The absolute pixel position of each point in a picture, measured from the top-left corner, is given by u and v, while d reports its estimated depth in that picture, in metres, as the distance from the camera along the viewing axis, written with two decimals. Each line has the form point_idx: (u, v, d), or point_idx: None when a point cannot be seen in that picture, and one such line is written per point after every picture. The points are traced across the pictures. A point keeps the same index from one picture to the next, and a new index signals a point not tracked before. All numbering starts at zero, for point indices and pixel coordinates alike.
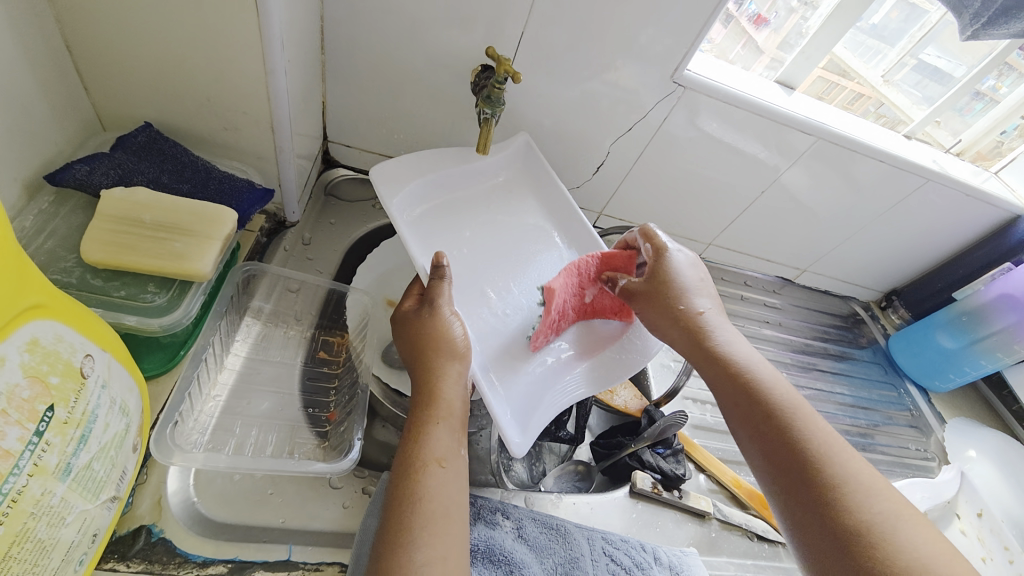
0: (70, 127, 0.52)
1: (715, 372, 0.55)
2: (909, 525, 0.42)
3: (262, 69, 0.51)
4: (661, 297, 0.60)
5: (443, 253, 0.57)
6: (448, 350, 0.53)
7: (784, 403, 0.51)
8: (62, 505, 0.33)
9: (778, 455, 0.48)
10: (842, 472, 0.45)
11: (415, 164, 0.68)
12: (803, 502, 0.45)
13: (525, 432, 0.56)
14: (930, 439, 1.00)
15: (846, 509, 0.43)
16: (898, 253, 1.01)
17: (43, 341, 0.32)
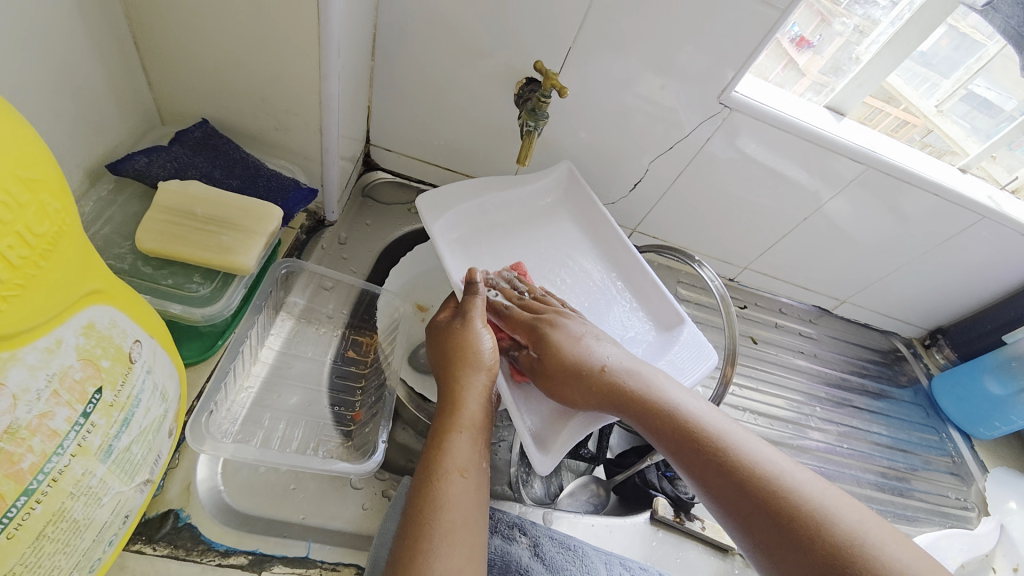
0: (131, 118, 0.54)
1: (664, 433, 0.50)
2: (905, 551, 0.39)
3: (317, 74, 0.53)
4: (571, 370, 0.55)
5: (475, 271, 0.59)
6: (474, 360, 0.53)
7: (750, 456, 0.46)
8: (99, 486, 0.34)
9: (757, 519, 0.43)
10: (830, 513, 0.41)
11: (459, 190, 0.70)
12: (795, 562, 0.40)
13: (549, 450, 0.54)
14: (971, 488, 0.95)
15: (844, 554, 0.39)
16: (946, 290, 0.97)
17: (99, 326, 0.33)
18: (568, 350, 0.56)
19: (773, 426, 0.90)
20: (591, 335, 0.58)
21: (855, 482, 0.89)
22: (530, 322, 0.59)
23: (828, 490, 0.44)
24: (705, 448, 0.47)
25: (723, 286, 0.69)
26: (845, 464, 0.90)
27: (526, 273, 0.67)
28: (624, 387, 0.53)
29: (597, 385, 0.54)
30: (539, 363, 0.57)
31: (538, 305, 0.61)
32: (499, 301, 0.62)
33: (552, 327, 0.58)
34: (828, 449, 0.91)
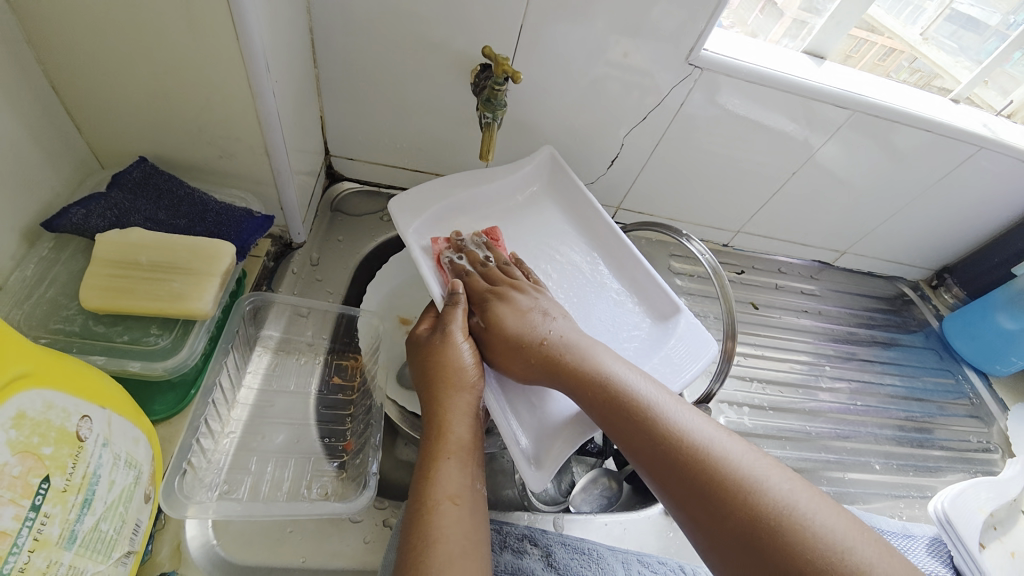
0: (64, 168, 0.51)
1: (597, 406, 0.49)
2: (836, 519, 0.39)
3: (249, 93, 0.49)
4: (515, 343, 0.54)
5: (458, 283, 0.57)
6: (457, 381, 0.51)
7: (703, 443, 0.44)
8: (70, 573, 0.32)
9: (689, 490, 0.42)
10: (761, 484, 0.41)
11: (431, 188, 0.66)
12: (719, 522, 0.40)
13: (542, 464, 0.51)
14: (992, 429, 0.93)
15: (770, 523, 0.39)
16: (949, 228, 0.93)
17: (31, 413, 0.30)
18: (511, 323, 0.55)
19: (783, 391, 0.88)
20: (536, 309, 0.57)
21: (873, 439, 0.87)
22: (484, 292, 0.58)
23: (758, 459, 0.43)
24: (654, 435, 0.45)
25: (712, 258, 0.66)
26: (861, 422, 0.88)
27: (500, 241, 0.66)
28: (561, 358, 0.52)
29: (535, 357, 0.53)
30: (484, 334, 0.56)
31: (499, 276, 0.60)
32: (462, 264, 0.61)
33: (501, 301, 0.57)
34: (841, 409, 0.89)
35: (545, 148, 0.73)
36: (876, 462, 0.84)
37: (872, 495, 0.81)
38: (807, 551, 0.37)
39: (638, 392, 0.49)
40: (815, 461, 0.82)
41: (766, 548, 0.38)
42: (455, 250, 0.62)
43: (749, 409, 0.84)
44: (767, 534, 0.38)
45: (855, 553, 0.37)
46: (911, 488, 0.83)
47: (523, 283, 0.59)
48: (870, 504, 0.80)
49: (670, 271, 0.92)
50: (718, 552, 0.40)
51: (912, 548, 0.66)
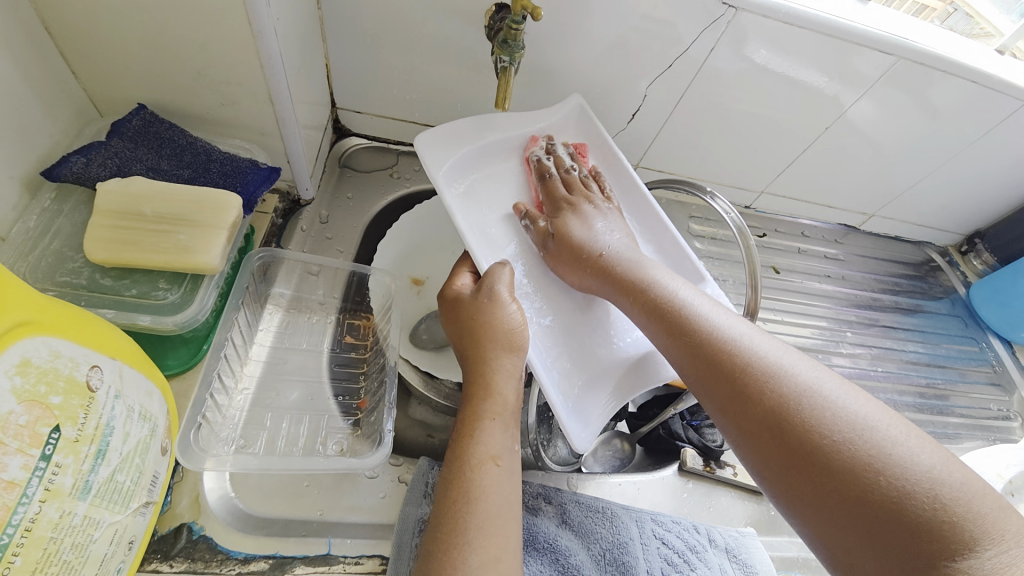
0: (62, 115, 0.48)
1: (640, 307, 0.51)
2: (860, 403, 0.39)
3: (248, 33, 0.45)
4: (579, 249, 0.57)
5: (507, 264, 0.54)
6: (506, 342, 0.49)
7: (734, 336, 0.45)
8: (86, 523, 0.32)
9: (712, 375, 0.43)
10: (785, 371, 0.41)
11: (456, 137, 0.63)
12: (741, 402, 0.41)
13: (588, 425, 0.53)
14: (1013, 398, 0.92)
15: (785, 406, 0.39)
16: (986, 190, 0.88)
17: (36, 361, 0.29)
18: (578, 233, 0.59)
19: None
20: (602, 228, 0.60)
21: (891, 405, 0.85)
22: (561, 198, 0.63)
23: (787, 352, 0.43)
24: (687, 330, 0.47)
25: (738, 216, 0.62)
26: (880, 388, 0.87)
27: (588, 156, 0.69)
28: (615, 268, 0.55)
29: (592, 266, 0.56)
30: (549, 236, 0.60)
31: (579, 185, 0.65)
32: (549, 164, 0.65)
33: (573, 212, 0.61)
34: (859, 374, 0.87)
35: (573, 95, 0.70)
36: None
37: None
38: (816, 429, 0.37)
39: (674, 295, 0.50)
40: None
41: (779, 428, 0.39)
42: (546, 151, 0.67)
43: None
44: (784, 411, 0.39)
45: (875, 433, 0.37)
46: None
47: (597, 198, 0.63)
48: None
49: (689, 233, 0.89)
50: (741, 429, 0.41)
51: None
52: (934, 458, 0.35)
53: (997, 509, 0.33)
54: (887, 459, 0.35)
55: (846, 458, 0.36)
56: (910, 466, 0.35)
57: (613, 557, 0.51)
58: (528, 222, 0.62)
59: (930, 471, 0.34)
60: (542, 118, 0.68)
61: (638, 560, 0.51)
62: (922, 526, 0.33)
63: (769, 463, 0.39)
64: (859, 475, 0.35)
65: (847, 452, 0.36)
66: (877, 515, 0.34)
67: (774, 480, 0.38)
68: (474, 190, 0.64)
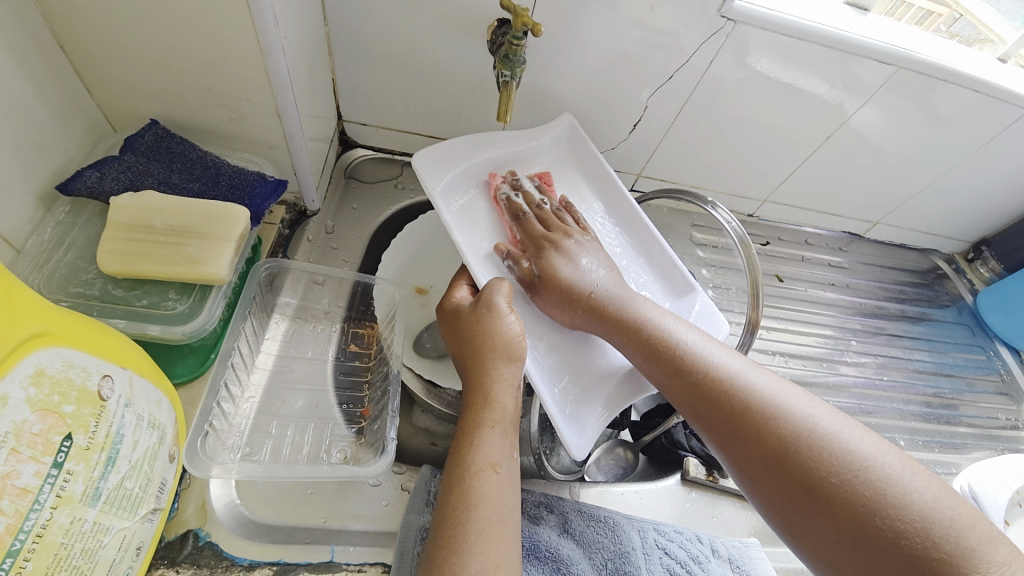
0: (77, 131, 0.50)
1: (637, 347, 0.51)
2: (859, 437, 0.40)
3: (258, 51, 0.47)
4: (566, 293, 0.56)
5: (503, 279, 0.54)
6: (503, 352, 0.50)
7: (731, 375, 0.45)
8: (95, 529, 0.33)
9: (714, 417, 0.44)
10: (784, 409, 0.42)
11: (454, 152, 0.64)
12: (744, 445, 0.42)
13: (583, 434, 0.53)
14: (1023, 407, 0.90)
15: (788, 442, 0.40)
16: (992, 197, 0.87)
17: (50, 371, 0.30)
18: (564, 273, 0.57)
19: (805, 366, 0.86)
20: (586, 263, 0.59)
21: (897, 415, 0.85)
22: (539, 236, 0.62)
23: (784, 388, 0.44)
24: (685, 372, 0.47)
25: (739, 226, 0.62)
26: (886, 397, 0.86)
27: (553, 187, 0.69)
28: (606, 309, 0.55)
29: (582, 307, 0.55)
30: (537, 281, 0.58)
31: (553, 220, 0.64)
32: (520, 203, 0.64)
33: (556, 250, 0.60)
34: (865, 384, 0.86)
35: (565, 117, 0.71)
36: (900, 438, 0.82)
37: None
38: (818, 466, 0.38)
39: (669, 334, 0.51)
40: None
41: (783, 470, 0.40)
42: (512, 187, 0.66)
43: None
44: (785, 452, 0.40)
45: (876, 469, 0.37)
46: (935, 465, 0.81)
47: (574, 231, 0.62)
48: None
49: (692, 242, 0.89)
50: (746, 472, 0.42)
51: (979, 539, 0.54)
52: (933, 492, 0.36)
53: (994, 539, 0.34)
54: (889, 497, 0.36)
55: (850, 496, 0.37)
56: (907, 501, 0.36)
57: (615, 566, 0.51)
58: (512, 263, 0.61)
59: (930, 505, 0.36)
60: (539, 137, 0.70)
61: (640, 569, 0.51)
62: (924, 565, 0.34)
63: (775, 503, 0.40)
64: (865, 515, 0.36)
65: (851, 491, 0.37)
66: (881, 555, 0.35)
67: (783, 521, 0.40)
68: (472, 207, 0.65)
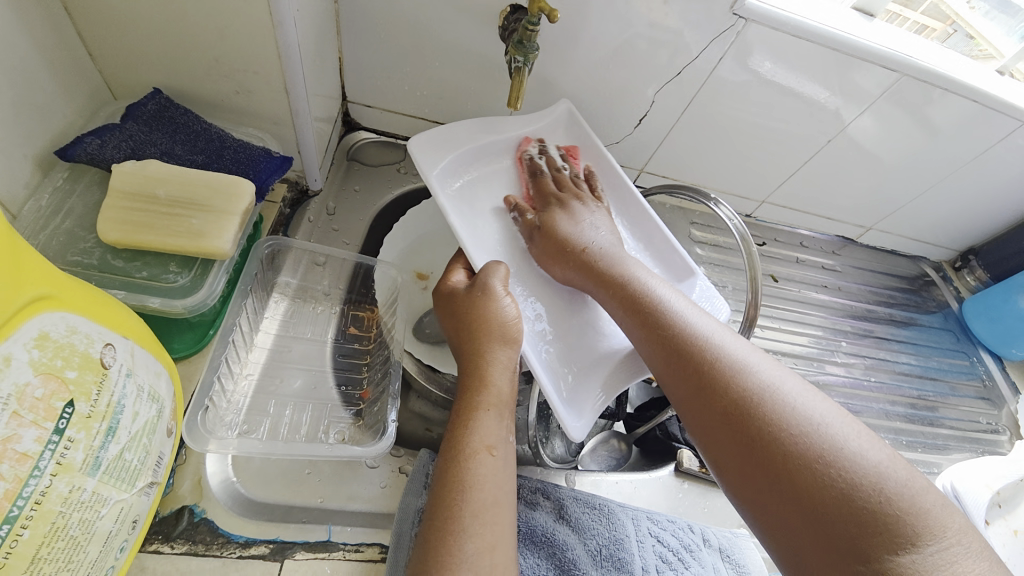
0: (78, 95, 0.48)
1: (619, 304, 0.53)
2: (819, 403, 0.41)
3: (268, 23, 0.46)
4: (561, 246, 0.58)
5: (501, 262, 0.54)
6: (500, 335, 0.50)
7: (705, 334, 0.47)
8: (94, 499, 0.32)
9: (680, 369, 0.45)
10: (751, 369, 0.43)
11: (450, 136, 0.63)
12: (703, 395, 0.43)
13: (581, 415, 0.53)
14: (1002, 412, 0.93)
15: (748, 396, 0.41)
16: (983, 208, 0.89)
17: (53, 335, 0.30)
18: (564, 227, 0.60)
19: (796, 364, 0.87)
20: (590, 224, 0.61)
21: (883, 414, 0.87)
22: (551, 194, 0.64)
23: (755, 352, 0.45)
24: (661, 328, 0.48)
25: (742, 224, 0.63)
26: (872, 398, 0.88)
27: (578, 157, 0.70)
28: (597, 266, 0.56)
29: (574, 261, 0.57)
30: (536, 230, 0.61)
31: (568, 184, 0.66)
32: (540, 163, 0.67)
33: (561, 209, 0.62)
34: (852, 384, 0.88)
35: (561, 101, 0.71)
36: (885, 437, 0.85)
37: None
38: (774, 422, 0.40)
39: (651, 293, 0.52)
40: None
41: (736, 420, 0.41)
42: (539, 150, 0.69)
43: None
44: (744, 404, 0.41)
45: (830, 430, 0.39)
46: (918, 464, 0.83)
47: (586, 196, 0.64)
48: None
49: (691, 239, 0.90)
50: (700, 422, 0.43)
51: None
52: (881, 457, 0.38)
53: (940, 508, 0.36)
54: (837, 456, 0.38)
55: (798, 450, 0.38)
56: (854, 461, 0.37)
57: (609, 553, 0.51)
58: (517, 215, 0.63)
59: (876, 468, 0.37)
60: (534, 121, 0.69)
61: (634, 556, 0.52)
62: (865, 519, 0.35)
63: (729, 463, 0.41)
64: (809, 469, 0.37)
65: (802, 445, 0.38)
66: (822, 510, 0.36)
67: (728, 472, 0.41)
68: (470, 187, 0.64)
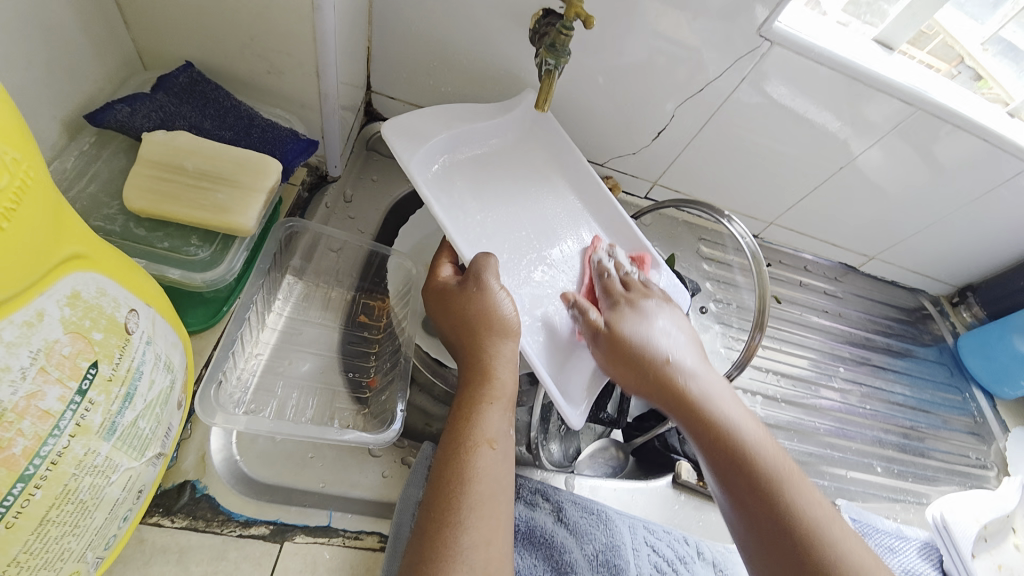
0: (110, 63, 0.48)
1: (686, 411, 0.54)
2: (860, 547, 0.46)
3: (309, 5, 0.46)
4: (630, 351, 0.56)
5: (493, 254, 0.52)
6: (500, 328, 0.50)
7: (767, 459, 0.50)
8: (106, 464, 0.32)
9: (744, 492, 0.49)
10: (806, 506, 0.48)
11: (428, 129, 0.61)
12: (765, 524, 0.47)
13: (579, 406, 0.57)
14: (991, 448, 0.95)
15: (805, 535, 0.46)
16: (984, 246, 0.91)
17: (84, 295, 0.30)
18: (634, 334, 0.57)
19: (794, 386, 0.88)
20: (659, 329, 0.59)
21: (876, 442, 0.88)
22: (619, 296, 0.61)
23: (807, 484, 0.49)
24: (728, 446, 0.51)
25: (753, 242, 0.64)
26: (866, 425, 0.89)
27: (647, 268, 0.67)
28: (665, 377, 0.55)
29: (643, 369, 0.56)
30: (602, 334, 0.58)
31: (636, 285, 0.63)
32: (608, 266, 0.64)
33: (629, 310, 0.59)
34: (847, 409, 0.89)
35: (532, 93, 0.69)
36: (876, 464, 0.86)
37: (869, 494, 0.83)
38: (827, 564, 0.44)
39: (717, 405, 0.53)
40: (817, 456, 0.83)
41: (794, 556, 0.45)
42: (608, 253, 0.66)
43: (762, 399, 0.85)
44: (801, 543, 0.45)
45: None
46: (907, 493, 0.85)
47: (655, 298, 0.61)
48: (866, 503, 0.82)
49: (698, 255, 0.91)
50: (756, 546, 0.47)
51: (903, 549, 0.68)
52: None
53: None
54: None
55: None
56: None
57: (606, 558, 0.52)
58: (579, 315, 0.60)
59: None
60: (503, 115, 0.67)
61: (629, 564, 0.52)
62: None
63: (733, 497, 0.49)
64: None
65: None
66: None
67: None
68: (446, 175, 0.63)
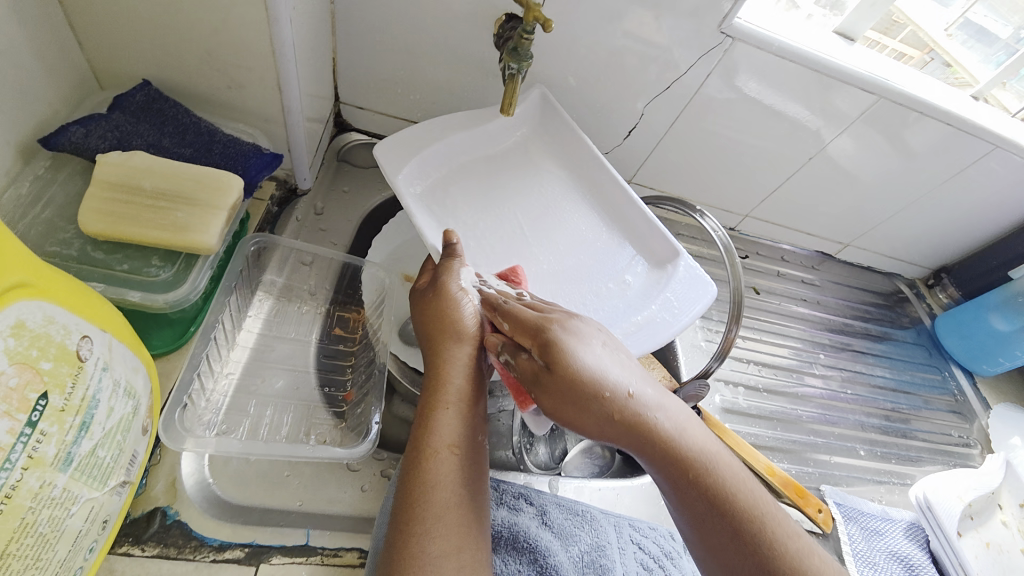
0: (64, 84, 0.48)
1: (648, 445, 0.43)
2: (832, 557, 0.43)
3: (264, 18, 0.46)
4: (576, 388, 0.43)
5: (453, 231, 0.52)
6: (457, 332, 0.49)
7: (734, 481, 0.43)
8: (65, 496, 0.31)
9: (721, 527, 0.41)
10: (780, 520, 0.43)
11: (411, 138, 0.61)
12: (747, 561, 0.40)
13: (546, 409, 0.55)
14: (973, 425, 0.96)
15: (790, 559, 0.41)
16: (954, 228, 0.93)
17: (30, 324, 0.29)
18: (579, 362, 0.44)
19: (776, 375, 0.89)
20: (595, 347, 0.46)
21: (859, 426, 0.89)
22: (533, 322, 0.47)
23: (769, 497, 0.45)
24: (696, 479, 0.42)
25: (726, 235, 0.65)
26: (849, 409, 0.90)
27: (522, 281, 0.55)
28: (622, 410, 0.43)
29: (598, 405, 0.43)
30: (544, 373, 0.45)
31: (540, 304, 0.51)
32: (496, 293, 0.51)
33: (560, 331, 0.46)
34: (829, 395, 0.90)
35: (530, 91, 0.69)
36: (860, 448, 0.87)
37: (854, 478, 0.83)
38: None
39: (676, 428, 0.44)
40: (802, 443, 0.84)
41: None
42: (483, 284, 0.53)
43: (744, 389, 0.85)
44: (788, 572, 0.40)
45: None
46: (891, 475, 0.86)
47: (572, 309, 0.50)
48: (851, 486, 0.82)
49: None
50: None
51: (888, 531, 0.70)
52: None
53: None
54: None
55: None
56: None
57: (590, 559, 0.52)
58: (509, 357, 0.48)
59: None
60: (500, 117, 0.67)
61: (614, 563, 0.52)
62: None
63: (709, 537, 0.42)
64: None
65: None
66: None
67: None
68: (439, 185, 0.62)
